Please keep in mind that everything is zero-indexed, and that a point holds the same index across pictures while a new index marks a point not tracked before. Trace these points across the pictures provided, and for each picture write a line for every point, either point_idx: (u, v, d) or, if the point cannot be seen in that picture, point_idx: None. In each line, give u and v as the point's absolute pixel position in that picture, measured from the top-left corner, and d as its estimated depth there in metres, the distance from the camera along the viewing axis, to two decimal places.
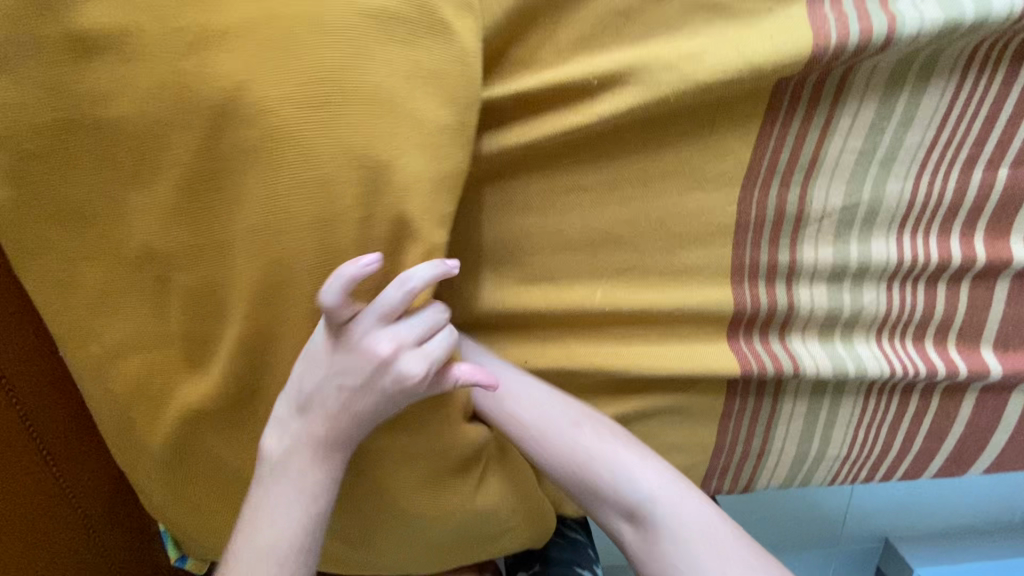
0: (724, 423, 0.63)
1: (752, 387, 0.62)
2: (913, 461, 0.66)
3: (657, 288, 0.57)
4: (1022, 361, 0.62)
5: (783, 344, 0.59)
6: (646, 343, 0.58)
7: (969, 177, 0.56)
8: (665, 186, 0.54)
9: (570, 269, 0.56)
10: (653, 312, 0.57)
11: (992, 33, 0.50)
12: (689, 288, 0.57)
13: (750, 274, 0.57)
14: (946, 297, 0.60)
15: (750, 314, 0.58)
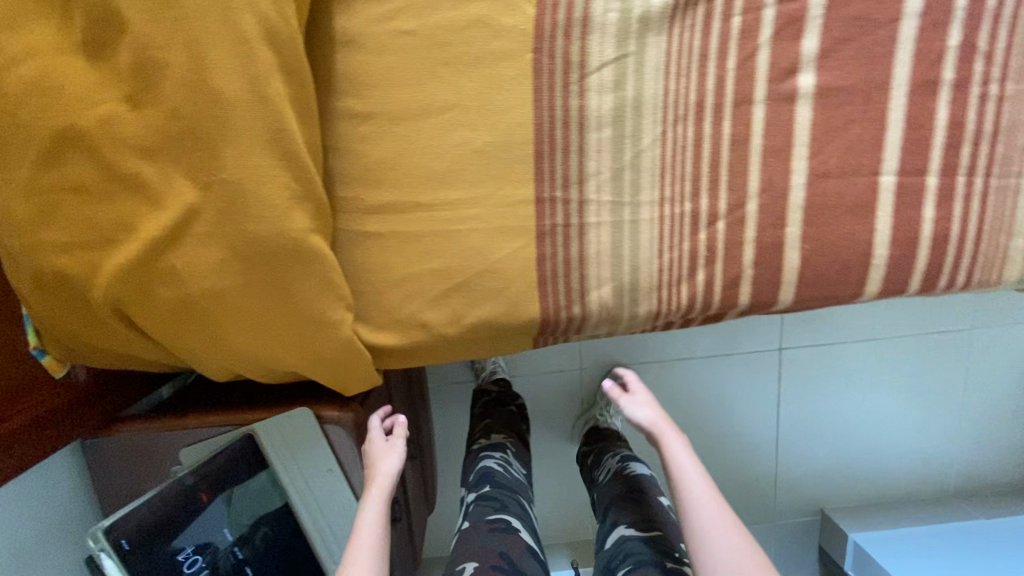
0: (540, 243, 0.74)
1: (560, 212, 0.74)
2: (723, 289, 0.78)
3: (470, 124, 0.70)
4: (780, 185, 0.74)
5: (580, 175, 0.73)
6: (467, 174, 0.71)
7: (711, 30, 0.69)
8: (471, 34, 0.67)
9: (401, 105, 0.68)
10: (469, 147, 0.70)
11: None
12: (497, 123, 0.70)
13: (550, 118, 0.70)
14: (712, 130, 0.72)
15: (550, 147, 0.71)
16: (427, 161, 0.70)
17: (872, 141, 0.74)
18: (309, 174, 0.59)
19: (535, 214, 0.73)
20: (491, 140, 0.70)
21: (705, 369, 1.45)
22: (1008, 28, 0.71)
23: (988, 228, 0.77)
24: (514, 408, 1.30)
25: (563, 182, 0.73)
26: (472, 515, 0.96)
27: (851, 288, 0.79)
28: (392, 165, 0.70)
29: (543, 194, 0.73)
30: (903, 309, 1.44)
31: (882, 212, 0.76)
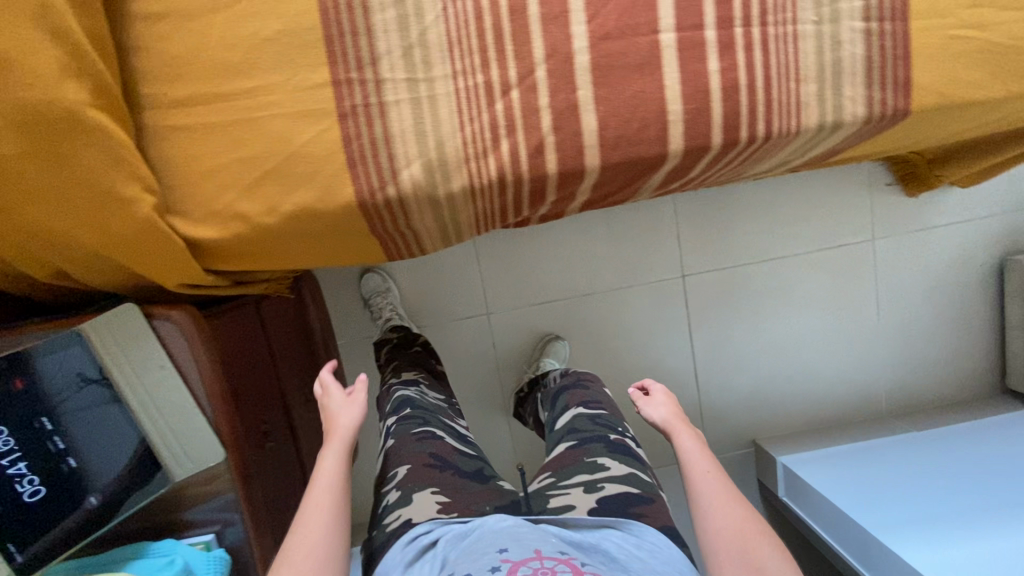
0: (343, 124, 0.78)
1: (358, 94, 0.78)
2: (529, 157, 0.81)
3: (258, 15, 0.75)
4: (564, 50, 0.78)
5: (371, 56, 0.77)
6: (263, 63, 0.76)
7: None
8: None
9: (192, 2, 0.74)
10: (261, 36, 0.76)
11: None
12: (283, 11, 0.75)
13: (334, 3, 0.76)
14: (489, 2, 0.77)
15: (338, 31, 0.76)
16: (224, 53, 0.76)
17: (645, 1, 0.78)
18: (83, 53, 0.64)
19: (334, 97, 0.78)
20: (280, 28, 0.76)
21: (613, 301, 1.46)
22: None
23: (776, 76, 0.80)
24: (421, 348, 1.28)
25: (356, 64, 0.77)
26: (396, 431, 0.98)
27: (653, 146, 0.82)
28: (190, 59, 0.75)
29: (339, 76, 0.77)
30: (802, 226, 1.46)
31: (668, 68, 0.79)
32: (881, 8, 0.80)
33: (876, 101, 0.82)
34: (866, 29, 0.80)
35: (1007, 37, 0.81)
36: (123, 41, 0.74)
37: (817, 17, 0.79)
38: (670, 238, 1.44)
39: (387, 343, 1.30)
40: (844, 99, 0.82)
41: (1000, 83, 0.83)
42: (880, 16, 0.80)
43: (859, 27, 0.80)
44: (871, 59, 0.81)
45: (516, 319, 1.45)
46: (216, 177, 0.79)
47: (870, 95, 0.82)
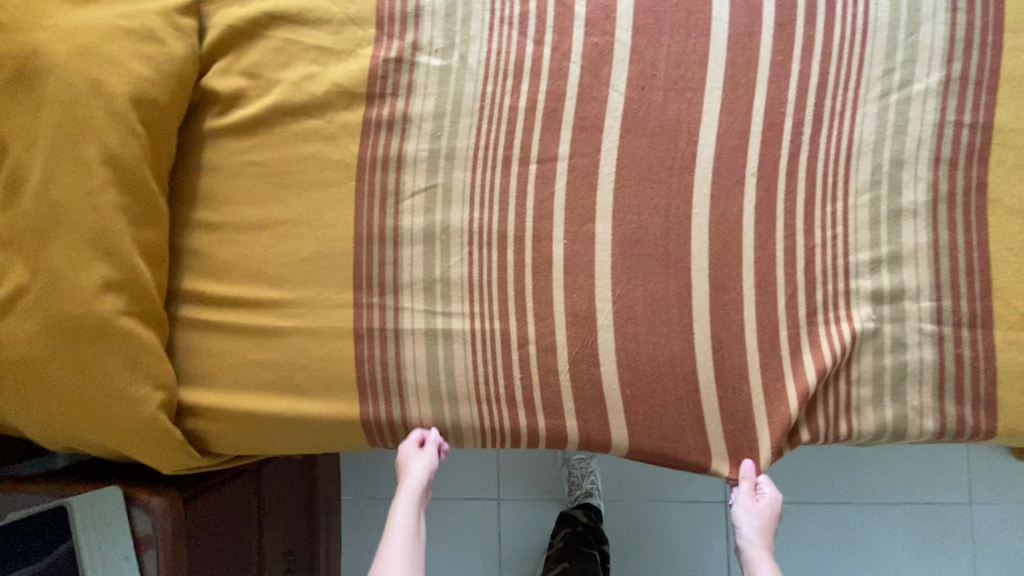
0: (358, 344, 0.78)
1: (376, 318, 0.78)
2: (539, 407, 0.75)
3: (298, 237, 0.80)
4: (584, 309, 0.75)
5: (394, 287, 0.78)
6: (296, 276, 0.79)
7: (511, 171, 0.77)
8: (303, 166, 0.80)
9: (246, 219, 0.81)
10: (296, 254, 0.80)
11: (494, 80, 0.78)
12: (321, 235, 0.79)
13: (368, 235, 0.79)
14: (516, 254, 0.77)
15: (368, 260, 0.79)
16: (263, 266, 0.80)
17: (678, 278, 0.75)
18: (124, 267, 0.71)
19: (353, 318, 0.78)
20: (315, 249, 0.79)
21: (646, 517, 1.30)
22: (805, 173, 0.73)
23: (829, 372, 0.71)
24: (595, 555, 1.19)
25: (379, 290, 0.79)
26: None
27: (681, 425, 0.74)
28: (230, 267, 0.81)
29: (362, 299, 0.79)
30: (879, 474, 1.26)
31: (699, 347, 0.74)
32: (956, 313, 0.71)
33: (953, 414, 0.70)
34: (937, 334, 0.71)
35: None
36: (182, 244, 0.82)
37: (875, 314, 0.72)
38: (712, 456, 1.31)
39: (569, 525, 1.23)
40: (909, 409, 0.71)
41: None
42: (954, 322, 0.71)
43: (929, 330, 0.71)
44: (944, 369, 0.70)
45: (534, 513, 1.33)
46: (228, 372, 0.79)
47: (943, 408, 0.71)
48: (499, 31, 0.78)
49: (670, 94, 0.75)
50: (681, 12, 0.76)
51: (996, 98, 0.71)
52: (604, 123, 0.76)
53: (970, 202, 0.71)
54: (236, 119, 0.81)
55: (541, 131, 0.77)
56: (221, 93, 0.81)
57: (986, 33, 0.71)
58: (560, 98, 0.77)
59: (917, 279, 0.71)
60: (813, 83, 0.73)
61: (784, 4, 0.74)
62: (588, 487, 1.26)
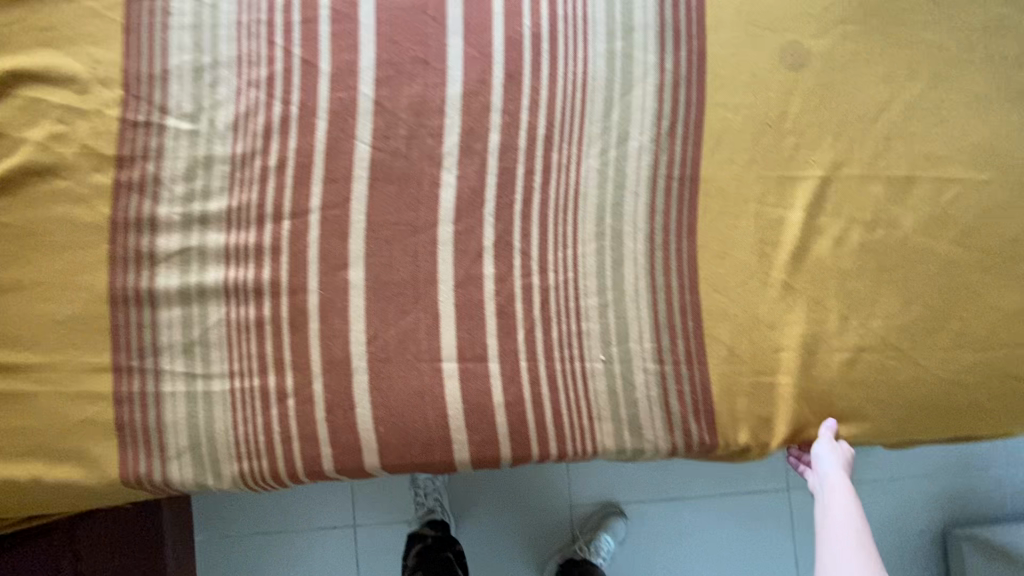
0: (117, 407, 0.78)
1: (135, 379, 0.79)
2: (301, 452, 0.78)
3: (51, 298, 0.79)
4: (338, 354, 0.78)
5: (151, 347, 0.79)
6: (50, 339, 0.79)
7: (264, 229, 0.80)
8: (53, 227, 0.80)
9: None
10: (51, 316, 0.79)
11: (243, 142, 0.80)
12: (75, 296, 0.79)
13: (123, 297, 0.79)
14: (272, 307, 0.79)
15: (123, 323, 0.79)
16: (13, 329, 0.79)
17: (429, 321, 0.79)
18: None
19: (112, 382, 0.79)
20: (69, 311, 0.79)
21: (493, 530, 1.36)
22: (537, 215, 0.79)
23: (569, 414, 0.78)
24: (451, 557, 1.24)
25: (138, 352, 0.79)
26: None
27: (438, 464, 0.78)
28: None
29: (120, 362, 0.79)
30: (703, 472, 1.38)
31: (448, 388, 0.78)
32: (675, 351, 0.77)
33: (680, 439, 0.78)
34: (661, 372, 0.77)
35: (818, 382, 0.77)
36: None
37: (607, 355, 0.77)
38: (557, 470, 1.37)
39: (421, 538, 1.26)
40: (643, 435, 0.77)
41: (814, 425, 0.78)
42: (675, 359, 0.77)
43: (654, 369, 0.77)
44: (672, 413, 0.77)
45: (388, 536, 1.36)
46: None
47: (673, 431, 0.78)
48: (246, 93, 0.81)
49: (411, 142, 0.80)
50: (418, 63, 0.80)
51: (701, 151, 0.79)
52: (352, 173, 0.80)
53: (681, 238, 0.78)
54: None
55: (293, 186, 0.80)
56: None
57: (689, 86, 0.79)
58: (310, 154, 0.80)
59: (640, 318, 0.78)
60: (541, 134, 0.79)
61: (511, 56, 0.79)
62: (430, 505, 1.30)
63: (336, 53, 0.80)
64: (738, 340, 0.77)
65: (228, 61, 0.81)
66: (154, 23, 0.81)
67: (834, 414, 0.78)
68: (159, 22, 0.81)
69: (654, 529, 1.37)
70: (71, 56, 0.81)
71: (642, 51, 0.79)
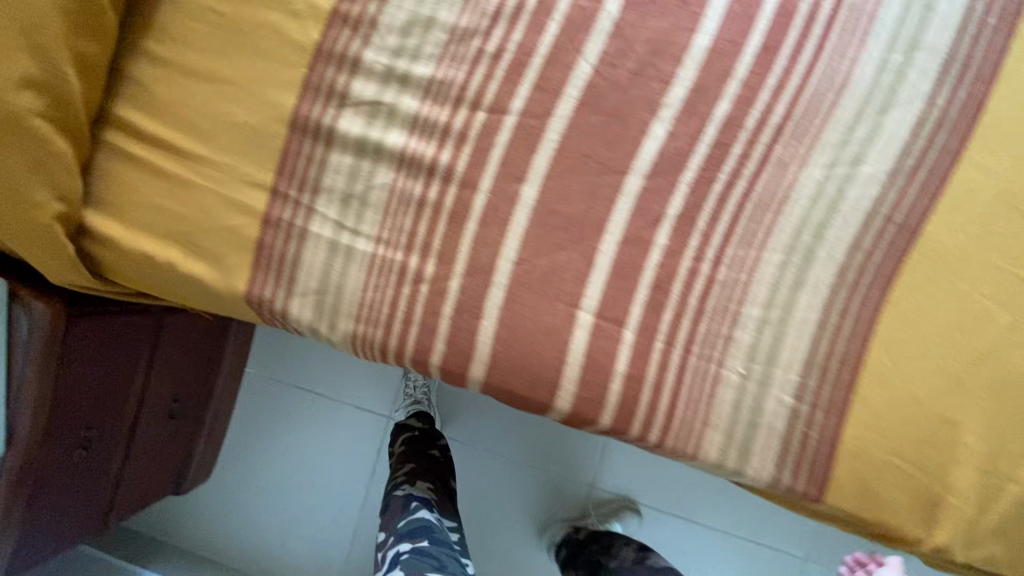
0: (264, 228, 0.80)
1: (288, 209, 0.79)
2: (415, 338, 0.78)
3: (237, 102, 0.79)
4: (483, 262, 0.76)
5: (312, 185, 0.79)
6: (223, 140, 0.80)
7: (458, 112, 0.77)
8: (261, 33, 0.79)
9: (193, 64, 0.80)
10: (232, 120, 0.80)
11: (469, 16, 0.76)
12: (260, 108, 0.79)
13: (303, 126, 0.79)
14: (437, 191, 0.77)
15: (295, 152, 0.79)
16: (193, 118, 0.80)
17: (582, 264, 0.75)
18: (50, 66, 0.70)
19: (267, 203, 0.80)
20: (250, 120, 0.79)
21: (490, 465, 1.39)
22: (735, 204, 0.73)
23: (683, 410, 0.74)
24: (435, 453, 1.23)
25: (298, 185, 0.79)
26: (410, 566, 0.93)
27: (535, 404, 0.77)
28: (164, 107, 0.80)
29: (280, 188, 0.79)
30: (712, 498, 1.36)
31: (575, 339, 0.75)
32: (816, 394, 0.73)
33: (785, 479, 0.74)
34: (793, 408, 0.73)
35: (949, 483, 0.72)
36: (122, 67, 0.80)
37: (746, 370, 0.73)
38: (567, 435, 1.39)
39: (408, 428, 1.27)
40: (749, 460, 0.74)
41: (923, 523, 0.73)
42: (814, 401, 0.73)
43: (787, 402, 0.73)
44: (787, 452, 0.73)
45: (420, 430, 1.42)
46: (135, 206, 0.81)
47: (781, 469, 0.74)
48: None
49: (635, 80, 0.74)
50: (675, 1, 0.74)
51: (934, 206, 0.71)
52: (563, 89, 0.75)
53: (874, 286, 0.72)
54: None
55: (501, 80, 0.76)
56: None
57: (949, 133, 0.71)
58: (530, 52, 0.76)
59: (795, 347, 0.73)
60: (774, 121, 0.73)
61: (775, 29, 0.72)
62: (418, 397, 1.35)
63: None
64: (883, 409, 0.72)
65: None
66: None
67: (949, 522, 0.73)
68: None
69: (661, 541, 1.37)
70: None
71: (915, 77, 0.71)
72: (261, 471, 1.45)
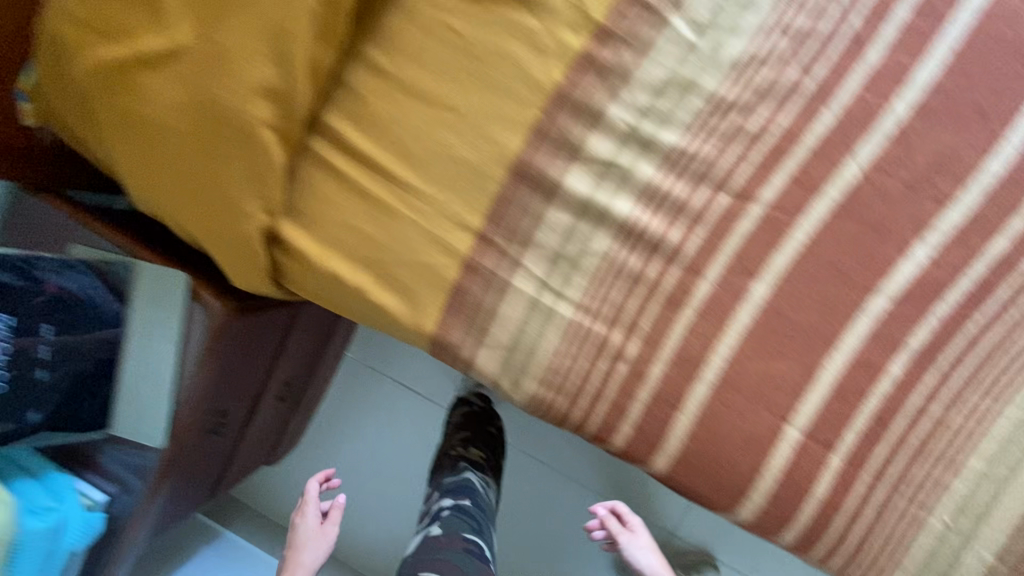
0: (465, 273, 0.76)
1: (494, 258, 0.75)
2: (603, 415, 0.75)
3: (457, 133, 0.73)
4: (694, 356, 0.72)
5: (524, 237, 0.74)
6: (435, 173, 0.74)
7: (698, 191, 0.70)
8: (497, 65, 0.71)
9: (416, 83, 0.73)
10: (447, 152, 0.74)
11: (736, 89, 0.68)
12: (482, 146, 0.73)
13: (526, 174, 0.73)
14: (659, 271, 0.72)
15: (511, 201, 0.74)
16: (406, 141, 0.74)
17: (801, 380, 0.71)
18: (288, 80, 0.63)
19: (472, 248, 0.75)
20: (469, 157, 0.73)
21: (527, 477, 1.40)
22: (984, 349, 0.68)
23: (872, 544, 0.72)
24: (494, 430, 1.27)
25: (509, 234, 0.75)
26: (445, 521, 1.05)
27: (714, 506, 0.75)
28: (378, 124, 0.74)
29: (489, 234, 0.75)
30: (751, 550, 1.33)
31: (776, 454, 0.72)
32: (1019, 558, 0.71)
33: None
34: (991, 566, 0.71)
35: None
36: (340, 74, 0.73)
37: (951, 521, 0.71)
38: (611, 461, 1.36)
39: (467, 402, 1.31)
40: None
41: None
42: (1014, 564, 0.71)
43: (987, 560, 0.71)
44: None
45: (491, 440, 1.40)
46: (332, 223, 0.77)
47: None
48: (771, 36, 0.67)
49: (907, 195, 0.67)
50: (974, 115, 0.66)
51: None
52: (824, 189, 0.68)
53: None
54: None
55: (756, 165, 0.69)
56: None
57: None
58: (795, 141, 0.68)
59: (1012, 510, 0.70)
60: None
61: None
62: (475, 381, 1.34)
63: (895, 51, 0.66)
64: None
65: None
66: None
67: None
68: None
69: None
70: None
71: None
72: (328, 456, 1.48)
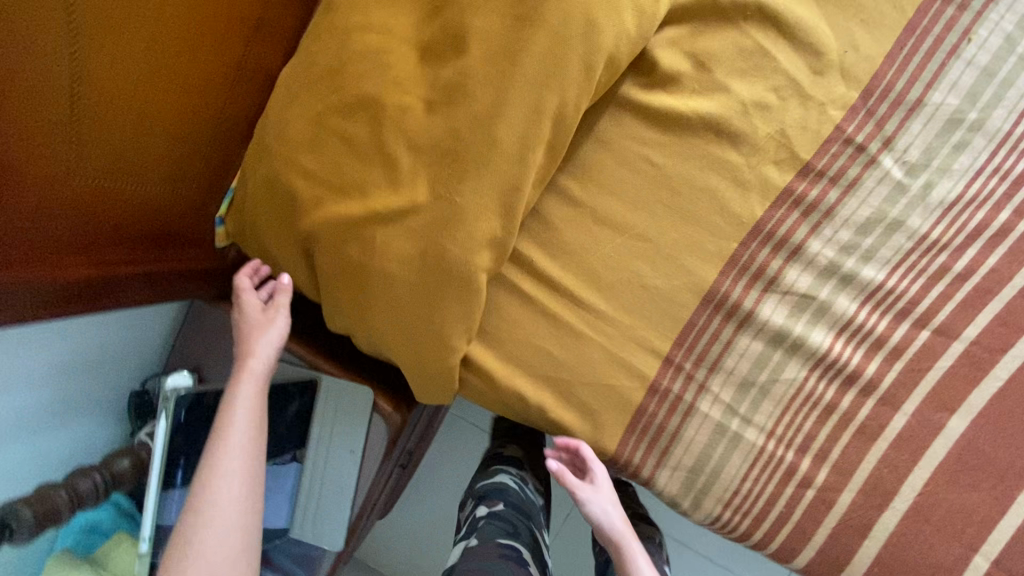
0: (648, 396, 0.76)
1: (679, 382, 0.75)
2: (787, 536, 0.76)
3: (650, 260, 0.73)
4: (886, 485, 0.73)
5: (712, 363, 0.74)
6: (624, 300, 0.75)
7: (898, 326, 0.70)
8: (696, 197, 0.72)
9: (610, 213, 0.74)
10: (639, 279, 0.74)
11: (943, 229, 0.69)
12: (676, 275, 0.73)
13: (718, 302, 0.73)
14: (852, 401, 0.72)
15: (700, 328, 0.74)
16: (598, 268, 0.75)
17: (994, 514, 0.71)
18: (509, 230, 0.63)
19: (657, 371, 0.75)
20: (661, 285, 0.74)
21: None
22: None
23: None
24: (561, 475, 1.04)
25: (695, 359, 0.75)
26: (481, 528, 0.81)
27: None
28: (570, 251, 0.75)
29: (674, 358, 0.75)
30: None
31: None
32: None
33: None
34: None
35: None
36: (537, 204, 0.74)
37: None
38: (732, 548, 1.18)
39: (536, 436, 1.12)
40: None
41: None
42: None
43: None
44: None
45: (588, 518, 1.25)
46: (517, 344, 0.77)
47: None
48: (982, 179, 0.68)
49: None
50: None
51: None
52: None
53: None
54: (660, 106, 0.70)
55: (958, 304, 0.69)
56: (662, 70, 0.70)
57: None
58: (1001, 281, 0.69)
59: None
60: None
61: None
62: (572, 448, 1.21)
63: None
64: None
65: (990, 132, 0.67)
66: (941, 45, 0.67)
67: None
68: (949, 44, 0.67)
69: None
70: (832, 28, 0.67)
71: None
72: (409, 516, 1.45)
